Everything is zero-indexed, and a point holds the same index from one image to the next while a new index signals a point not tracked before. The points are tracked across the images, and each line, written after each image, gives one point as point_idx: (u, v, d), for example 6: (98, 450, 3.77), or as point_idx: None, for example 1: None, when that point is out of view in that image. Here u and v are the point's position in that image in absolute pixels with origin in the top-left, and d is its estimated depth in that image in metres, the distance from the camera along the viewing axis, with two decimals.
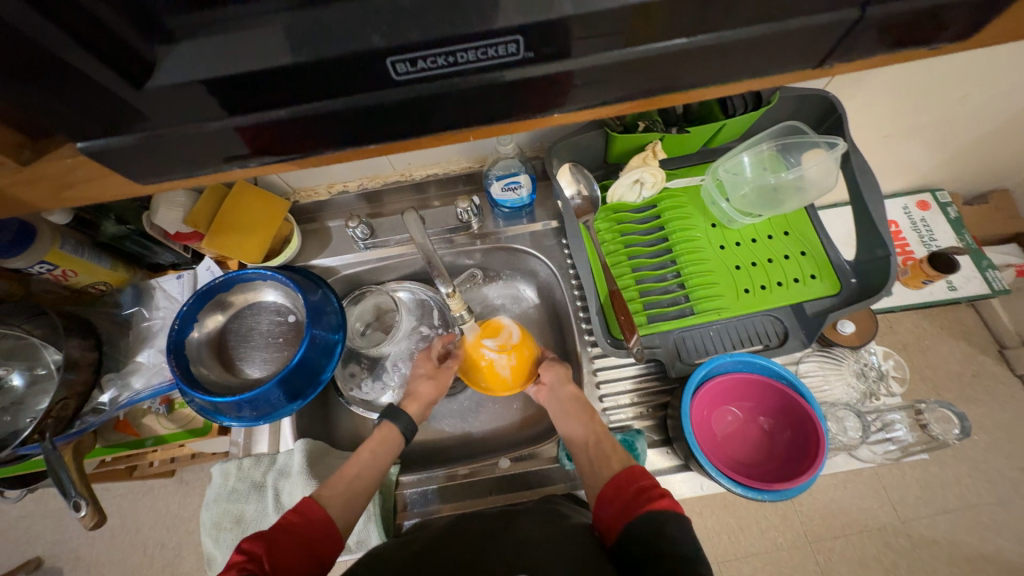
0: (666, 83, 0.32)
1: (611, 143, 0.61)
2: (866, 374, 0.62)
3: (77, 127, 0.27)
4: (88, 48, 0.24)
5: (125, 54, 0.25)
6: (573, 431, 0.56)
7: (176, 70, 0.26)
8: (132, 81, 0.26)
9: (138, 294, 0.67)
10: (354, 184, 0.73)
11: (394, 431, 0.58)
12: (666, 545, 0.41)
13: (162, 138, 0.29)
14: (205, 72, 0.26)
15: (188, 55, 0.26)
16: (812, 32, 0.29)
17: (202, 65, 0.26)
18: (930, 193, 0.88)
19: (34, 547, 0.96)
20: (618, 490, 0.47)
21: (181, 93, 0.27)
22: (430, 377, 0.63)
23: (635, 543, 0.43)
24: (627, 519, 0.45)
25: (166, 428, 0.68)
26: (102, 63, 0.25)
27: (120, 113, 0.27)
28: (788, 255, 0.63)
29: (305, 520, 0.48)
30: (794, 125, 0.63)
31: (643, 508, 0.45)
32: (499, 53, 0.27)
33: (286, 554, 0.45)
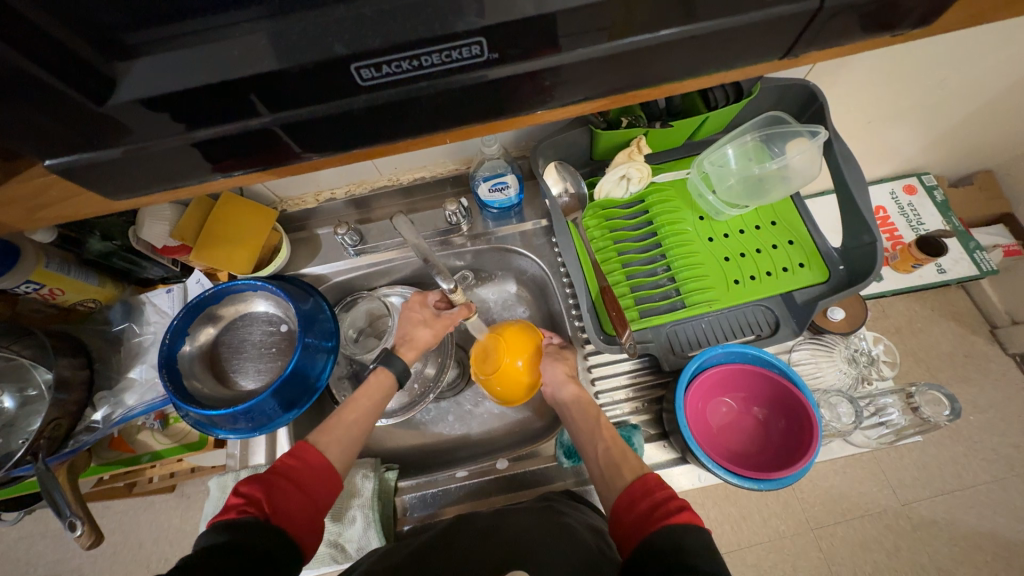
0: (638, 78, 0.32)
1: (596, 140, 0.61)
2: (858, 359, 0.62)
3: (42, 145, 0.27)
4: (45, 67, 0.24)
5: (83, 72, 0.25)
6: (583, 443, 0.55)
7: (136, 87, 0.26)
8: (93, 98, 0.26)
9: (128, 310, 0.66)
10: (341, 191, 0.73)
11: (389, 375, 0.58)
12: (682, 554, 0.38)
13: (131, 153, 0.29)
14: (170, 86, 0.26)
15: (145, 72, 0.26)
16: (776, 23, 0.29)
17: (164, 79, 0.26)
18: (916, 177, 0.89)
19: (36, 569, 0.95)
20: (632, 503, 0.45)
21: (146, 107, 0.27)
22: (428, 325, 0.61)
23: (648, 554, 0.40)
24: (643, 533, 0.42)
25: (162, 444, 0.68)
26: (60, 81, 0.25)
27: (86, 129, 0.27)
28: (776, 244, 0.63)
29: (304, 465, 0.48)
30: (777, 115, 0.63)
31: (660, 522, 0.42)
32: (464, 55, 0.28)
33: (286, 500, 0.44)
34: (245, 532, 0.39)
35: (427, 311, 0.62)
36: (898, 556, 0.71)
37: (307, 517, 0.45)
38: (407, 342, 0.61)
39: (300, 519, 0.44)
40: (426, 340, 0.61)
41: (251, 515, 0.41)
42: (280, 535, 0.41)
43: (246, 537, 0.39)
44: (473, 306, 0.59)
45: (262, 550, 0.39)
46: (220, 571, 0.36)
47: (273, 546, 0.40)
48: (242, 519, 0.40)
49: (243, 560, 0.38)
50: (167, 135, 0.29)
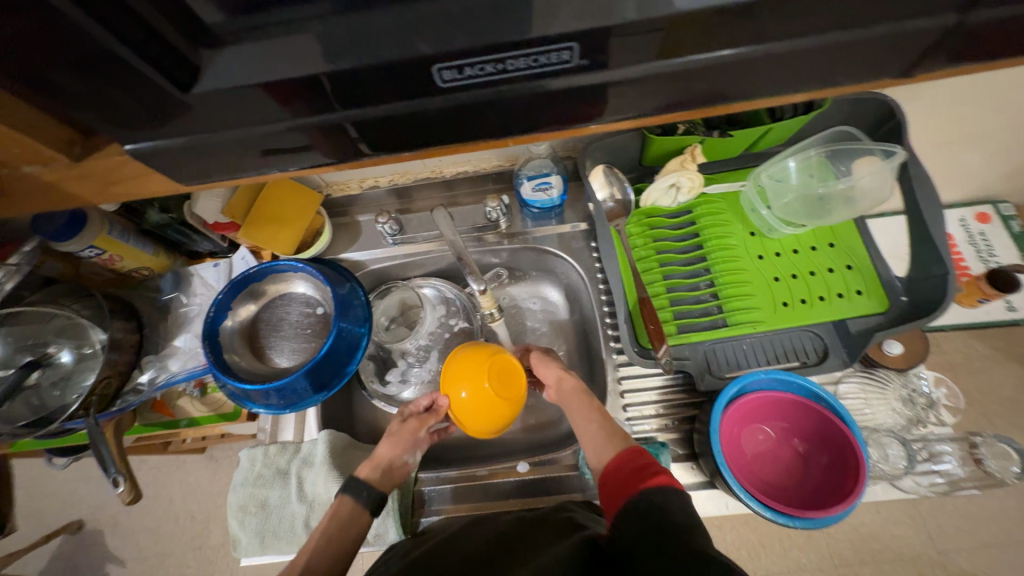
0: (712, 95, 0.30)
1: (649, 145, 0.59)
2: (914, 401, 0.57)
3: (124, 126, 0.28)
4: (139, 52, 0.25)
5: (173, 60, 0.26)
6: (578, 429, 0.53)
7: (221, 75, 0.27)
8: (179, 85, 0.27)
9: (177, 280, 0.69)
10: (385, 179, 0.73)
11: (345, 501, 0.50)
12: (664, 516, 0.39)
13: (203, 140, 0.30)
14: (251, 78, 0.27)
15: (231, 61, 0.27)
16: (870, 45, 0.27)
17: (246, 70, 0.27)
18: (991, 205, 0.81)
19: (78, 510, 1.02)
20: (617, 469, 0.46)
21: (227, 97, 0.28)
22: (393, 436, 0.56)
23: (628, 520, 0.41)
24: (624, 499, 0.43)
25: (199, 411, 0.71)
26: (150, 66, 0.26)
27: (167, 113, 0.28)
28: (832, 268, 0.60)
29: None
30: (847, 130, 0.59)
31: (640, 484, 0.43)
32: (553, 59, 0.27)
33: None
34: None
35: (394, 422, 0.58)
36: None
37: None
38: (369, 459, 0.55)
39: None
40: (391, 454, 0.55)
41: None
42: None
43: None
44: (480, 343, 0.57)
45: None
46: None
47: None
48: None
49: None
50: (237, 123, 0.29)
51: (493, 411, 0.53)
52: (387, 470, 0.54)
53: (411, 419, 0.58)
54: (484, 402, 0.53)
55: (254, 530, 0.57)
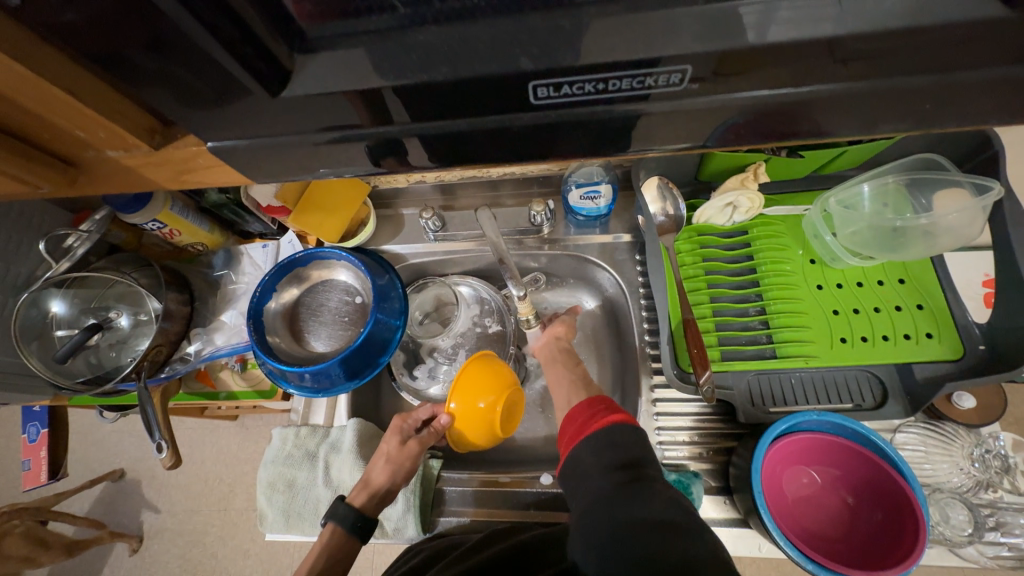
0: (815, 123, 0.28)
1: (708, 160, 0.57)
2: (986, 463, 0.51)
3: (206, 119, 0.29)
4: (231, 52, 0.25)
5: (260, 60, 0.26)
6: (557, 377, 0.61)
7: (303, 75, 0.27)
8: (263, 83, 0.27)
9: (228, 258, 0.72)
10: (431, 176, 0.72)
11: (331, 527, 0.53)
12: (624, 451, 0.43)
13: (280, 139, 0.30)
14: (334, 81, 0.27)
15: (320, 68, 0.27)
16: (1004, 84, 0.24)
17: (329, 74, 0.27)
18: None
19: (120, 460, 1.09)
20: (580, 409, 0.50)
21: (310, 101, 0.28)
22: (388, 460, 0.55)
23: (588, 452, 0.45)
24: (583, 432, 0.47)
25: (238, 385, 0.74)
26: (238, 65, 0.26)
27: (250, 112, 0.28)
28: (901, 306, 0.55)
29: None
30: (932, 159, 0.54)
31: (601, 418, 0.47)
32: (661, 82, 0.26)
33: None
34: None
35: (392, 441, 0.56)
36: None
37: None
38: (364, 484, 0.55)
39: None
40: (383, 481, 0.54)
41: None
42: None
43: None
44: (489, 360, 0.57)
45: None
46: None
47: None
48: None
49: None
50: (314, 125, 0.29)
51: (474, 427, 0.56)
52: (378, 495, 0.54)
53: (406, 441, 0.57)
54: (474, 417, 0.55)
55: (280, 508, 0.58)
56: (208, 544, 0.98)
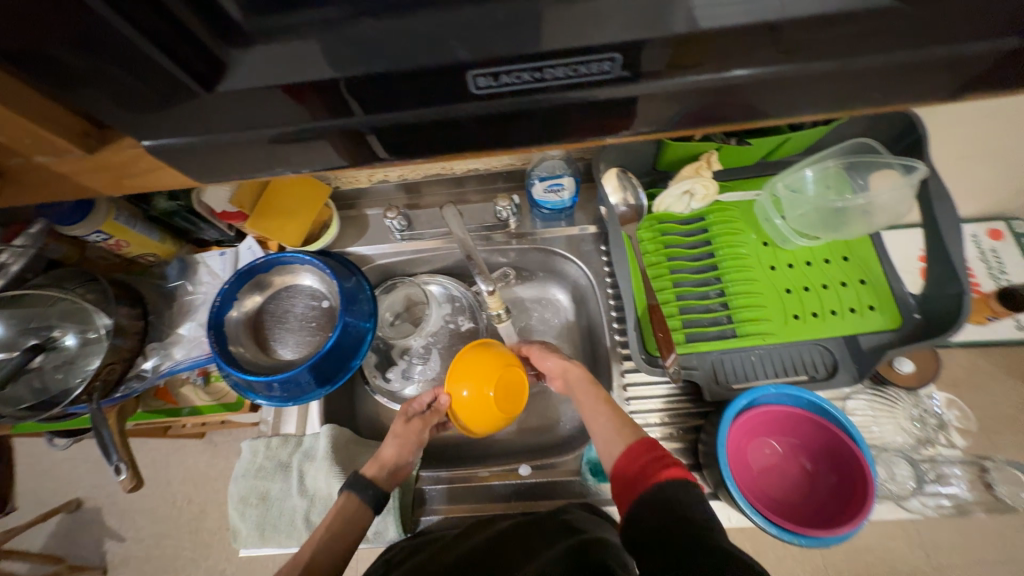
0: (751, 108, 0.29)
1: (664, 150, 0.59)
2: (924, 421, 0.56)
3: (141, 121, 0.28)
4: (162, 49, 0.24)
5: (196, 57, 0.25)
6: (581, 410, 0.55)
7: (245, 73, 0.27)
8: (201, 82, 0.26)
9: (183, 268, 0.69)
10: (394, 175, 0.72)
11: (347, 499, 0.51)
12: (686, 514, 0.39)
13: (225, 138, 0.29)
14: (275, 77, 0.27)
15: (259, 60, 0.26)
16: (914, 65, 0.26)
17: (270, 70, 0.26)
18: (1004, 222, 0.80)
19: (76, 490, 1.03)
20: (628, 462, 0.46)
21: (251, 97, 0.27)
22: (396, 437, 0.56)
23: (645, 516, 0.41)
24: (639, 491, 0.43)
25: (202, 400, 0.72)
26: (173, 63, 0.25)
27: (189, 111, 0.28)
28: (845, 282, 0.59)
29: None
30: (868, 143, 0.57)
31: (656, 476, 0.43)
32: (592, 70, 0.26)
33: None
34: None
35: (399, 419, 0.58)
36: None
37: None
38: (375, 461, 0.55)
39: None
40: (394, 456, 0.55)
41: None
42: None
43: None
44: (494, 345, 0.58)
45: None
46: None
47: None
48: None
49: None
50: (259, 124, 0.29)
51: (484, 418, 0.55)
52: (390, 472, 0.54)
53: (414, 418, 0.58)
54: (486, 406, 0.54)
55: (254, 522, 0.57)
56: (179, 568, 0.94)
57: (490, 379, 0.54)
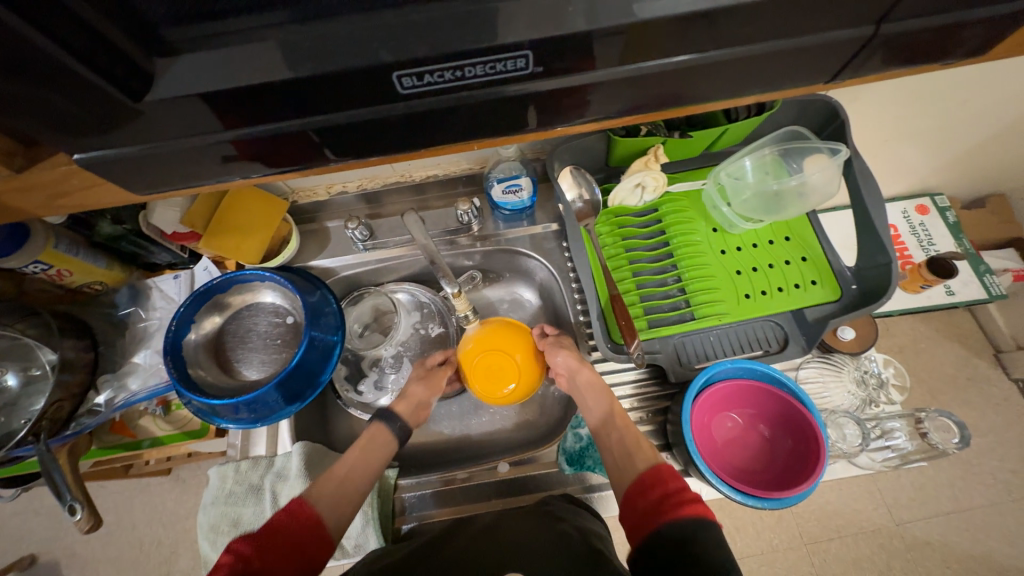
0: (677, 95, 0.31)
1: (614, 146, 0.61)
2: (866, 382, 0.61)
3: (71, 137, 0.27)
4: (87, 63, 0.24)
5: (124, 69, 0.25)
6: (595, 420, 0.56)
7: (176, 85, 0.27)
8: (132, 94, 0.26)
9: (134, 294, 0.66)
10: (353, 185, 0.72)
11: (381, 431, 0.57)
12: (699, 551, 0.40)
13: (166, 149, 0.30)
14: (207, 86, 0.27)
15: (190, 69, 0.26)
16: (821, 46, 0.28)
17: (203, 80, 0.27)
18: (929, 197, 0.87)
19: (28, 545, 0.95)
20: (644, 490, 0.47)
21: (184, 106, 0.27)
22: (422, 380, 0.62)
23: (658, 548, 0.42)
24: (654, 521, 0.44)
25: (163, 430, 0.69)
26: (102, 78, 0.25)
27: (124, 124, 0.28)
28: (789, 260, 0.63)
29: (294, 521, 0.46)
30: (798, 130, 0.62)
31: (674, 510, 0.44)
32: (508, 67, 0.28)
33: (275, 555, 0.43)
34: None
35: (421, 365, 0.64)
36: None
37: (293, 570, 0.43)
38: (404, 397, 0.61)
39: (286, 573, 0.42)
40: (422, 395, 0.61)
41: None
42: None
43: None
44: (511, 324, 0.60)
45: None
46: None
47: None
48: None
49: None
50: (199, 135, 0.29)
51: (494, 385, 0.56)
52: (419, 409, 0.60)
53: (436, 366, 0.64)
54: (498, 372, 0.56)
55: None
56: None
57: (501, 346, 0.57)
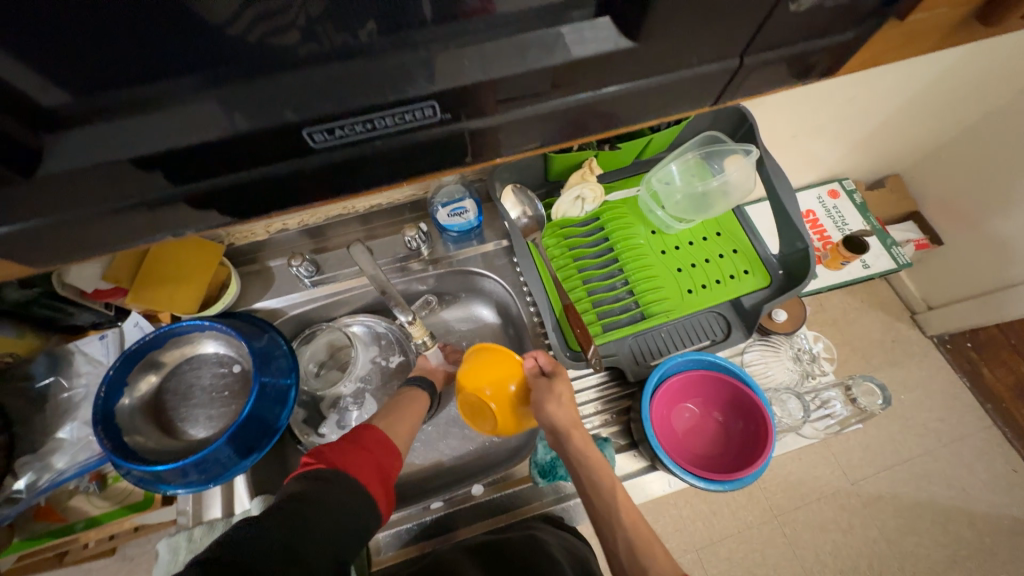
0: (587, 128, 0.33)
1: (551, 162, 0.63)
2: (801, 358, 0.68)
3: None
4: None
5: (12, 148, 0.24)
6: (597, 503, 0.48)
7: (74, 158, 0.26)
8: (24, 171, 0.25)
9: (53, 362, 0.59)
10: (293, 222, 0.70)
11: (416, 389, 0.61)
12: None
13: (77, 217, 0.28)
14: (108, 157, 0.26)
15: (85, 144, 0.26)
16: (704, 78, 0.31)
17: (104, 151, 0.26)
18: (839, 182, 0.97)
19: None
20: None
21: (86, 178, 0.26)
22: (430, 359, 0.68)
23: None
24: None
25: (99, 508, 0.63)
26: None
27: (22, 200, 0.26)
28: (722, 254, 0.68)
29: (365, 433, 0.50)
30: (714, 134, 0.67)
31: None
32: (417, 116, 0.29)
33: (353, 455, 0.47)
34: (321, 481, 0.42)
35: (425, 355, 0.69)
36: (853, 533, 0.73)
37: (370, 471, 0.47)
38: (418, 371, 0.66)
39: (366, 470, 0.46)
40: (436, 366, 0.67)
41: (325, 468, 0.44)
42: (359, 490, 0.44)
43: (321, 485, 0.42)
44: (498, 351, 0.57)
45: (338, 502, 0.41)
46: (303, 518, 0.38)
47: (343, 492, 0.42)
48: (318, 473, 0.43)
49: (317, 508, 0.40)
50: (110, 200, 0.28)
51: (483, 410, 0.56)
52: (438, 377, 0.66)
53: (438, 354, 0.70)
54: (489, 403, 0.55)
55: None
56: None
57: (496, 376, 0.56)
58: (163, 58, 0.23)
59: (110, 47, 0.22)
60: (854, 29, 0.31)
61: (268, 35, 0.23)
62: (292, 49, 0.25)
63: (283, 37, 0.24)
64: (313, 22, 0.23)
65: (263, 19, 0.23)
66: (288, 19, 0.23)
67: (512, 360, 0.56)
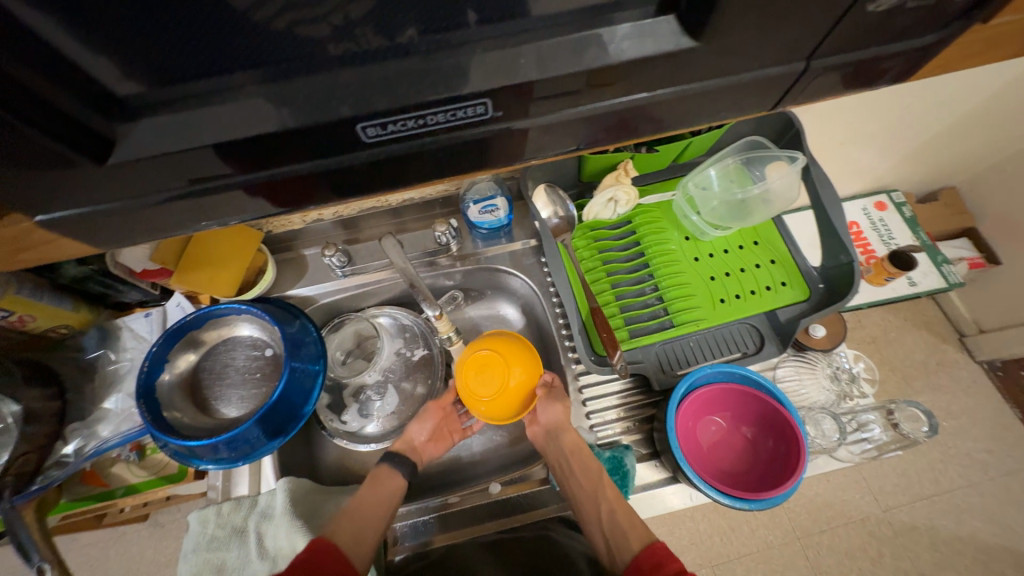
0: (634, 130, 0.33)
1: (585, 163, 0.63)
2: (838, 377, 0.64)
3: (34, 202, 0.27)
4: (48, 133, 0.24)
5: (86, 135, 0.25)
6: (579, 491, 0.53)
7: (137, 147, 0.27)
8: (93, 157, 0.26)
9: (103, 336, 0.63)
10: (328, 213, 0.71)
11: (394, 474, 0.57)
12: None
13: (135, 202, 0.29)
14: (168, 146, 0.27)
15: (148, 132, 0.27)
16: (761, 82, 0.30)
17: (163, 142, 0.27)
18: (886, 194, 0.92)
19: None
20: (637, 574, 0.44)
21: (147, 166, 0.27)
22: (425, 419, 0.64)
23: None
24: None
25: (138, 477, 0.67)
26: (65, 145, 0.25)
27: (89, 185, 0.28)
28: (759, 264, 0.65)
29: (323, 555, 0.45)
30: (758, 139, 0.64)
31: None
32: (469, 114, 0.29)
33: None
34: None
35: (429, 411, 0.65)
36: (882, 563, 0.70)
37: None
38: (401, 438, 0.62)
39: None
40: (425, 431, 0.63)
41: None
42: None
43: None
44: (522, 341, 0.57)
45: None
46: None
47: None
48: None
49: None
50: (167, 188, 0.29)
51: (481, 389, 0.54)
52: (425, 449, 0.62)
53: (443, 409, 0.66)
54: (492, 384, 0.53)
55: None
56: None
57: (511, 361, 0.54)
58: (225, 53, 0.24)
59: (168, 39, 0.23)
60: (935, 33, 0.29)
61: (315, 31, 0.24)
62: (341, 45, 0.25)
63: (333, 35, 0.25)
64: (351, 24, 0.24)
65: (311, 13, 0.23)
66: (338, 16, 0.23)
67: (533, 353, 0.56)
